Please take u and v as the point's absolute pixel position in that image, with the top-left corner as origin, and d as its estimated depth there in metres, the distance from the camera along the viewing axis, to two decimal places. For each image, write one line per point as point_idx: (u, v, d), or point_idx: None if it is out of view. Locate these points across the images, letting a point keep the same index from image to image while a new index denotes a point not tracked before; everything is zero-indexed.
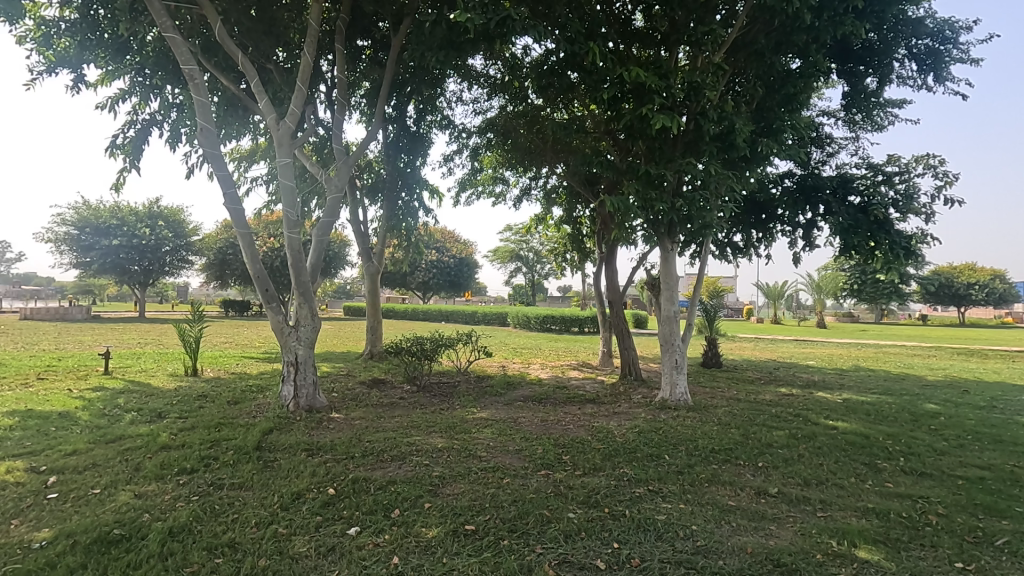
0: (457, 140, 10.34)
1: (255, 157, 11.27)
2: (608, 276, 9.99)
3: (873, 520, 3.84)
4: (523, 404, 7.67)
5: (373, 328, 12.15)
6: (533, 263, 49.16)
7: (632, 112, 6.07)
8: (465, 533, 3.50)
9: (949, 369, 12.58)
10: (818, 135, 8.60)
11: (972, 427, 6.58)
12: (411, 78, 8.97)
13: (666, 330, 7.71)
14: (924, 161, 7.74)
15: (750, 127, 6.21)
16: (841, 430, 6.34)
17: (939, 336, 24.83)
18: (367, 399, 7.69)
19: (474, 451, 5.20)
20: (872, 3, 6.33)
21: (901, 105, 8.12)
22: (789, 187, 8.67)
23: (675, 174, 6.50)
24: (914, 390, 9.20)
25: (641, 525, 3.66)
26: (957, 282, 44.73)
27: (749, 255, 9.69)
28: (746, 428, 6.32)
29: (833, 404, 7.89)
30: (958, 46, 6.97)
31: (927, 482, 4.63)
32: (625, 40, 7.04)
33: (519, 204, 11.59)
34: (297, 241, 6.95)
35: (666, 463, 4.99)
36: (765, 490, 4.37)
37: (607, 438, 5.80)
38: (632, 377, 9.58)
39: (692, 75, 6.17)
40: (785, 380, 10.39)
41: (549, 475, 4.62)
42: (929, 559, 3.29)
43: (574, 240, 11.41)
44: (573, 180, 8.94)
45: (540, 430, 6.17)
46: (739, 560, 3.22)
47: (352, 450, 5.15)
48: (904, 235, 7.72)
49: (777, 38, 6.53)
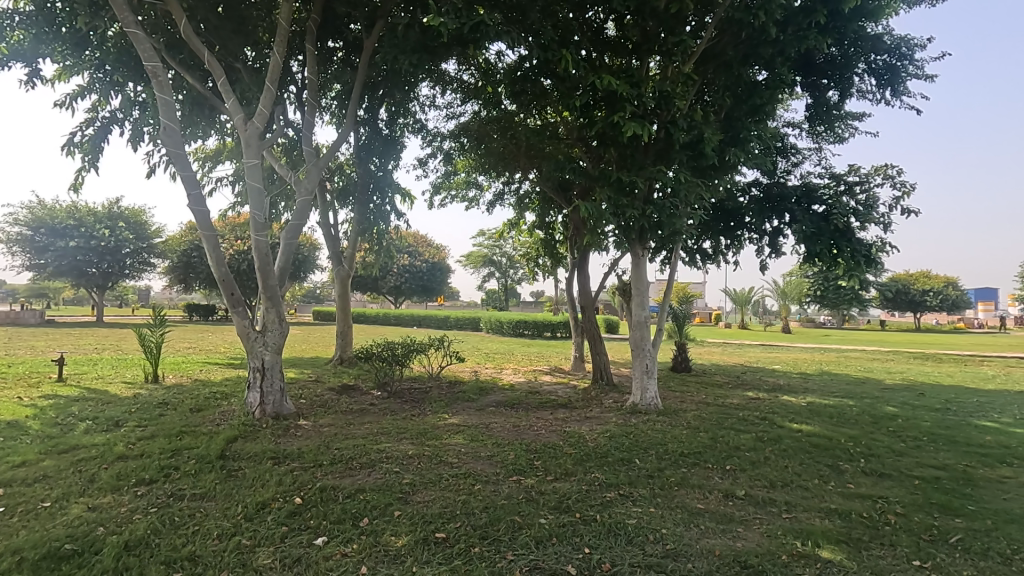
0: (430, 144, 10.27)
1: (220, 156, 11.01)
2: (580, 281, 10.06)
3: (835, 520, 3.95)
4: (495, 409, 7.64)
5: (343, 333, 11.96)
6: (504, 267, 49.21)
7: (604, 120, 6.13)
8: (435, 540, 3.46)
9: (906, 373, 13.08)
10: (783, 145, 8.85)
11: (928, 428, 6.83)
12: (383, 82, 8.86)
13: (636, 334, 7.80)
14: (884, 171, 8.05)
15: (718, 136, 6.33)
16: (805, 432, 6.51)
17: (877, 340, 27.03)
18: (337, 406, 7.53)
19: (444, 458, 5.15)
20: (833, 19, 6.55)
21: (861, 117, 8.43)
22: (756, 196, 8.87)
23: (646, 181, 6.58)
24: (874, 393, 9.51)
25: (611, 529, 3.69)
26: (912, 290, 46.62)
27: (717, 262, 9.91)
28: (714, 432, 6.44)
29: (798, 407, 8.09)
30: (914, 62, 7.25)
31: (887, 482, 4.79)
32: (597, 48, 7.10)
33: (492, 208, 11.59)
34: (265, 245, 6.77)
35: (636, 467, 5.05)
36: (733, 493, 4.45)
37: (578, 442, 5.85)
38: (603, 382, 9.62)
39: (662, 84, 6.26)
40: (752, 383, 10.62)
41: (521, 480, 4.61)
42: (887, 558, 3.39)
43: (547, 245, 11.44)
44: (547, 186, 8.96)
45: (512, 435, 6.18)
46: (707, 562, 3.26)
47: (319, 457, 5.05)
48: (864, 244, 8.05)
49: (745, 50, 6.70)
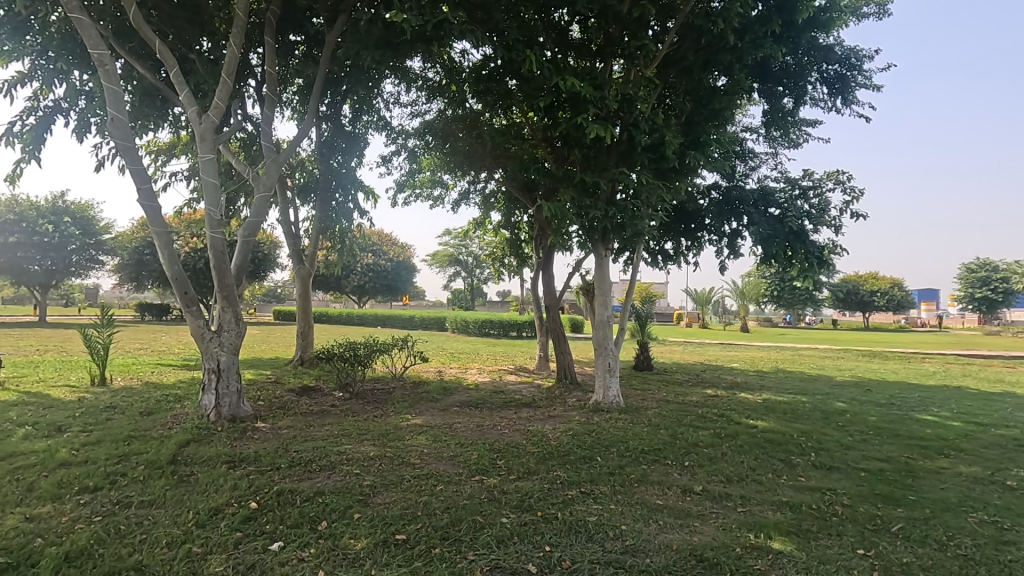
0: (395, 141, 10.15)
1: (174, 150, 10.61)
2: (545, 281, 10.13)
3: (787, 513, 4.09)
4: (459, 409, 7.61)
5: (304, 333, 11.70)
6: (470, 267, 49.07)
7: (568, 121, 6.19)
8: (396, 543, 3.42)
9: (855, 370, 13.66)
10: (741, 149, 9.11)
11: (874, 422, 7.15)
12: (346, 77, 8.70)
13: (600, 333, 7.90)
14: (835, 176, 8.38)
15: (679, 139, 6.46)
16: (760, 428, 6.72)
17: (830, 338, 28.14)
18: (296, 407, 7.36)
19: (406, 459, 5.10)
20: (788, 29, 6.79)
21: (814, 123, 8.75)
22: (715, 198, 9.08)
23: (609, 182, 6.66)
24: (825, 390, 9.89)
25: (572, 527, 3.73)
26: (862, 291, 48.70)
27: (679, 262, 10.13)
28: (673, 429, 6.58)
29: (754, 404, 8.35)
30: (863, 72, 7.58)
31: (835, 475, 4.99)
32: (561, 50, 7.14)
33: (457, 207, 11.54)
34: (221, 242, 6.54)
35: (598, 465, 5.11)
36: (691, 488, 4.56)
37: (542, 441, 5.88)
38: (567, 380, 9.70)
39: (625, 87, 6.35)
40: (711, 381, 10.89)
41: (483, 480, 4.61)
42: (834, 547, 3.53)
43: (512, 244, 11.46)
44: (512, 185, 8.97)
45: (475, 434, 6.16)
46: (664, 557, 3.33)
47: (277, 460, 4.93)
48: (818, 246, 8.42)
49: (705, 56, 6.87)
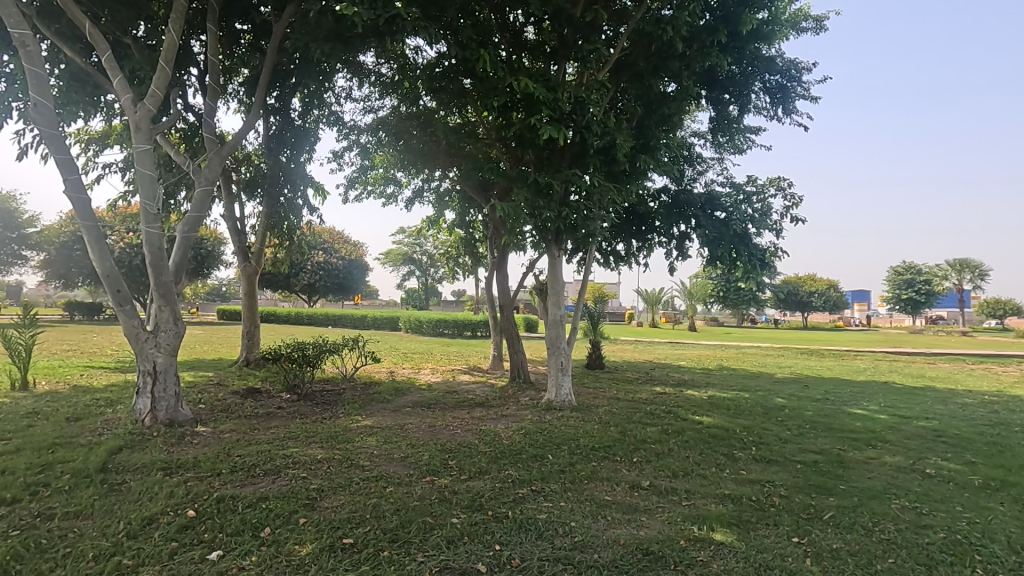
0: (347, 137, 9.93)
1: (108, 139, 10.01)
2: (499, 280, 10.14)
3: (728, 505, 4.25)
4: (412, 410, 7.52)
5: (250, 333, 11.29)
6: (424, 266, 48.61)
7: (522, 121, 6.22)
8: (342, 547, 3.35)
9: (793, 367, 14.37)
10: (689, 154, 9.40)
11: (810, 417, 7.53)
12: (295, 70, 8.44)
13: (553, 333, 7.97)
14: (776, 183, 8.78)
15: (630, 143, 6.60)
16: (705, 424, 6.96)
17: (771, 337, 29.45)
18: (240, 410, 7.09)
19: (355, 461, 5.00)
20: (733, 39, 7.05)
21: (758, 131, 9.13)
22: (664, 202, 9.32)
23: (562, 183, 6.74)
24: (766, 386, 10.34)
25: (522, 525, 3.75)
26: (801, 291, 51.21)
27: (630, 263, 10.36)
28: (623, 426, 6.72)
29: (700, 400, 8.63)
30: (802, 84, 7.97)
31: (774, 467, 5.23)
32: (516, 51, 7.17)
33: (411, 205, 11.40)
34: (158, 238, 6.21)
35: (549, 463, 5.17)
36: (639, 484, 4.67)
37: (494, 440, 5.89)
38: (521, 380, 9.76)
39: (578, 90, 6.44)
40: (660, 379, 11.19)
41: (434, 480, 4.57)
42: (771, 536, 3.69)
43: (467, 244, 11.43)
44: (466, 185, 8.94)
45: (427, 435, 6.11)
46: (612, 552, 3.39)
47: (218, 466, 4.74)
48: (760, 249, 8.83)
49: (655, 62, 7.05)
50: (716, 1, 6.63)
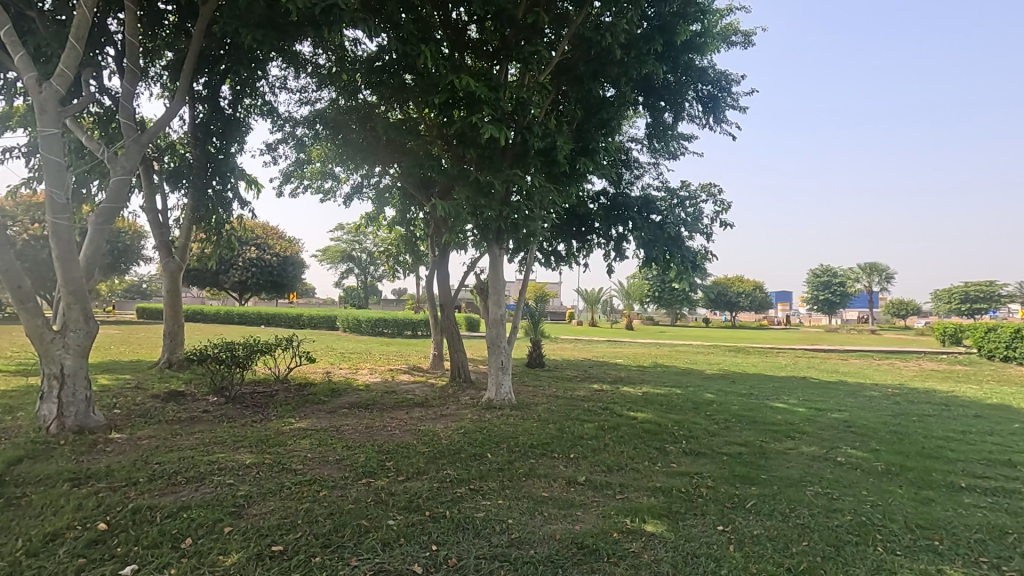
0: (281, 128, 9.54)
1: (8, 121, 9.13)
2: (440, 279, 10.06)
3: (659, 497, 4.43)
4: (348, 411, 7.33)
5: (173, 333, 10.64)
6: (364, 263, 47.49)
7: (463, 120, 6.20)
8: (271, 555, 3.22)
9: (721, 364, 15.12)
10: (627, 158, 9.68)
11: (736, 411, 7.95)
12: (225, 56, 8.02)
13: (493, 332, 8.00)
14: (708, 189, 9.20)
15: (570, 145, 6.73)
16: (639, 419, 7.20)
17: (702, 335, 30.86)
18: (161, 415, 6.66)
19: (287, 465, 4.82)
20: (668, 49, 7.32)
21: (691, 138, 9.53)
22: (603, 204, 9.57)
23: (503, 183, 6.78)
24: (697, 382, 10.83)
25: (459, 524, 3.74)
26: (730, 292, 53.91)
27: (570, 263, 10.55)
28: (561, 423, 6.84)
29: (635, 397, 8.92)
30: (731, 95, 8.38)
31: (702, 460, 5.48)
32: (458, 48, 7.14)
33: (349, 201, 11.11)
34: (66, 230, 5.74)
35: (488, 461, 5.18)
36: (575, 480, 4.77)
37: (433, 440, 5.84)
38: (461, 379, 9.72)
39: (519, 90, 6.49)
40: (597, 377, 11.48)
41: (371, 482, 4.48)
42: (698, 526, 3.87)
43: (408, 242, 11.27)
44: (407, 182, 8.81)
45: (364, 436, 5.98)
46: (548, 547, 3.45)
47: (134, 475, 4.43)
48: (692, 252, 9.22)
49: (595, 67, 7.21)
50: (653, 11, 6.85)
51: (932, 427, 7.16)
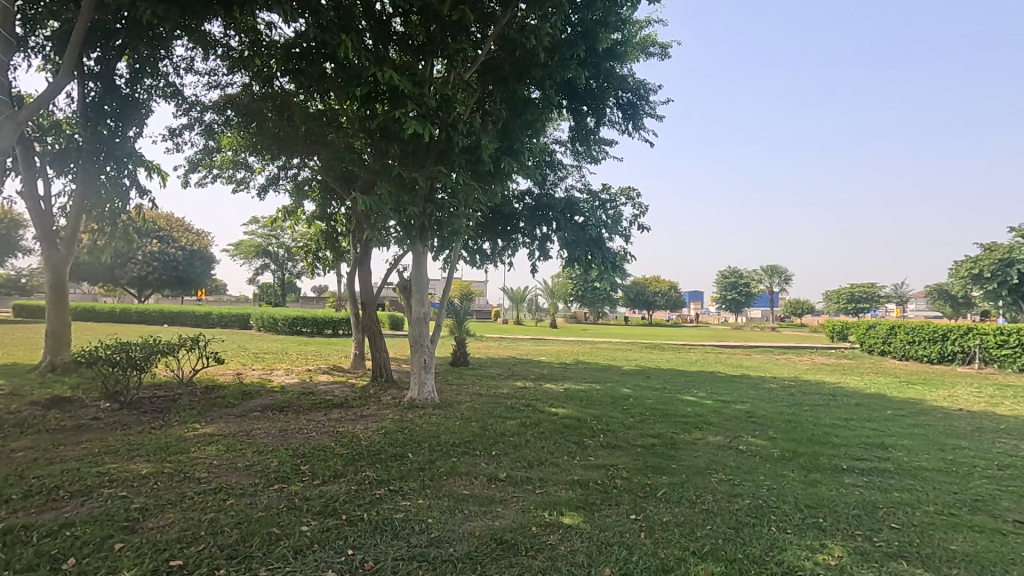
0: (187, 113, 8.88)
1: None
2: (361, 277, 9.79)
3: (577, 489, 4.56)
4: (260, 415, 6.96)
5: (57, 333, 9.63)
6: (281, 259, 45.25)
7: (386, 114, 6.07)
8: (169, 570, 3.00)
9: (638, 360, 15.81)
10: (551, 160, 9.88)
11: (650, 404, 8.34)
12: (122, 31, 7.35)
13: (416, 330, 7.89)
14: (627, 193, 9.58)
15: (494, 145, 6.77)
16: (560, 415, 7.38)
17: (621, 333, 32.11)
18: (41, 424, 6.00)
19: (190, 474, 4.50)
20: (591, 55, 7.54)
21: (612, 143, 9.87)
22: (528, 204, 9.71)
23: (427, 180, 6.70)
24: (615, 378, 11.26)
25: (377, 526, 3.67)
26: (649, 292, 56.47)
27: (495, 262, 10.62)
28: (483, 421, 6.87)
29: (556, 393, 9.13)
30: (649, 104, 8.77)
31: (618, 452, 5.71)
32: (381, 40, 6.96)
33: (264, 193, 10.55)
34: None
35: (409, 461, 5.11)
36: (496, 476, 4.81)
37: (351, 442, 5.68)
38: (383, 378, 9.51)
39: (444, 87, 6.44)
40: (521, 374, 11.64)
41: (283, 488, 4.28)
42: (612, 516, 4.03)
43: (328, 237, 10.87)
44: (327, 175, 8.50)
45: (277, 440, 5.70)
46: (467, 544, 3.46)
47: (5, 492, 3.97)
48: (612, 253, 9.56)
49: (520, 68, 7.29)
50: (577, 17, 7.02)
51: (820, 415, 7.88)
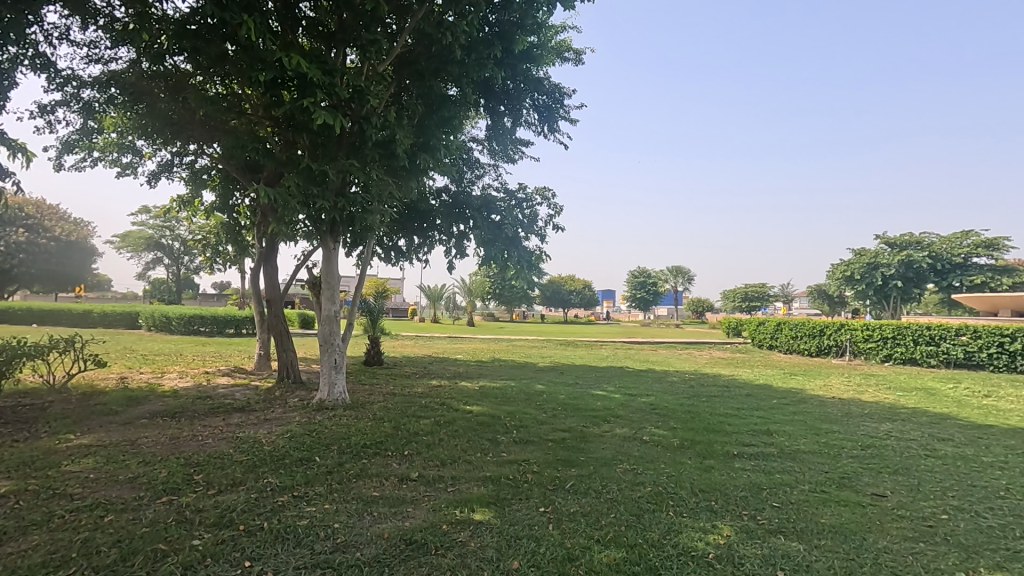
0: (62, 88, 7.96)
1: None
2: (267, 273, 9.26)
3: (488, 486, 4.61)
4: (148, 422, 6.39)
5: None
6: (177, 253, 41.78)
7: (293, 102, 5.78)
8: None
9: (552, 357, 16.22)
10: (469, 157, 9.88)
11: (563, 400, 8.59)
12: None
13: (325, 329, 7.59)
14: (542, 193, 9.78)
15: (409, 140, 6.65)
16: (475, 412, 7.41)
17: (537, 331, 32.75)
18: None
19: (61, 490, 4.05)
20: (507, 56, 7.62)
21: (528, 143, 10.04)
22: (445, 201, 9.65)
23: (338, 173, 6.47)
24: (530, 374, 11.47)
25: (279, 535, 3.50)
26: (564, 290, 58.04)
27: (411, 259, 10.46)
28: (396, 421, 6.75)
29: (472, 391, 9.15)
30: (564, 107, 9.00)
31: (530, 447, 5.83)
32: (289, 24, 6.62)
33: (155, 181, 9.69)
34: None
35: (315, 465, 4.91)
36: (407, 476, 4.75)
37: (253, 448, 5.36)
38: (289, 380, 9.06)
39: (356, 78, 6.23)
40: (437, 372, 11.55)
41: (173, 500, 3.97)
42: (523, 509, 4.11)
43: (230, 230, 10.18)
44: (229, 164, 7.97)
45: (167, 449, 5.27)
46: (375, 547, 3.39)
47: None
48: (528, 252, 9.72)
49: (436, 64, 7.22)
50: (494, 17, 7.06)
51: (716, 405, 8.50)
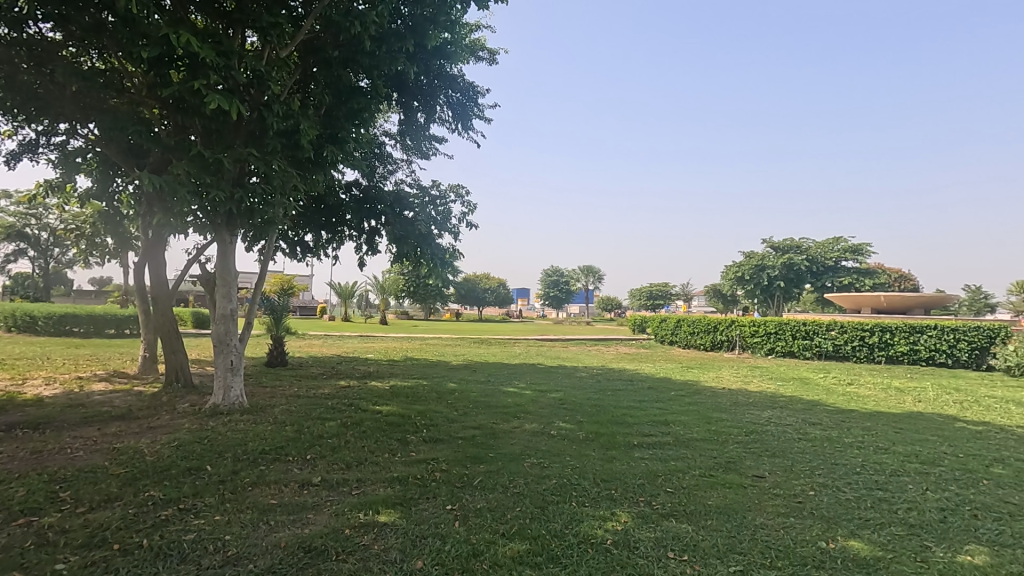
0: None
1: None
2: (153, 267, 8.49)
3: (395, 486, 4.53)
4: (4, 435, 5.64)
5: None
6: (45, 244, 37.17)
7: (182, 83, 5.35)
8: None
9: (466, 355, 16.23)
10: (380, 151, 9.64)
11: (474, 397, 8.63)
12: None
13: (220, 329, 7.09)
14: (456, 190, 9.74)
15: (315, 130, 6.38)
16: (384, 413, 7.25)
17: (452, 329, 32.62)
18: None
19: None
20: (420, 51, 7.51)
21: (442, 140, 9.96)
22: (355, 196, 9.35)
23: (235, 162, 6.07)
24: (442, 373, 11.40)
25: (161, 552, 3.23)
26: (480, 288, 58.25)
27: (318, 255, 10.03)
28: (299, 424, 6.45)
29: (382, 391, 8.95)
30: (478, 106, 9.03)
31: (439, 446, 5.80)
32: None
33: (17, 162, 8.56)
34: None
35: (206, 474, 4.58)
36: (309, 481, 4.56)
37: (133, 459, 4.90)
38: (179, 384, 8.37)
39: (256, 62, 5.88)
40: (345, 373, 11.16)
41: (32, 522, 3.54)
42: (429, 509, 4.08)
43: (109, 220, 9.22)
44: (107, 147, 7.22)
45: (28, 464, 4.69)
46: (270, 558, 3.22)
47: None
48: (441, 249, 9.65)
49: (345, 54, 6.97)
50: (406, 10, 6.93)
51: (621, 399, 8.92)
